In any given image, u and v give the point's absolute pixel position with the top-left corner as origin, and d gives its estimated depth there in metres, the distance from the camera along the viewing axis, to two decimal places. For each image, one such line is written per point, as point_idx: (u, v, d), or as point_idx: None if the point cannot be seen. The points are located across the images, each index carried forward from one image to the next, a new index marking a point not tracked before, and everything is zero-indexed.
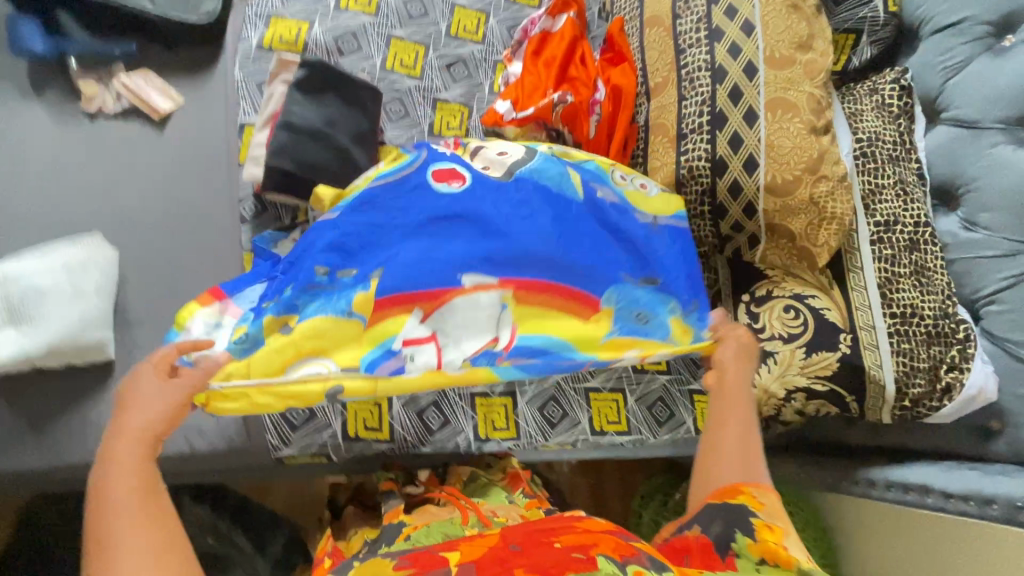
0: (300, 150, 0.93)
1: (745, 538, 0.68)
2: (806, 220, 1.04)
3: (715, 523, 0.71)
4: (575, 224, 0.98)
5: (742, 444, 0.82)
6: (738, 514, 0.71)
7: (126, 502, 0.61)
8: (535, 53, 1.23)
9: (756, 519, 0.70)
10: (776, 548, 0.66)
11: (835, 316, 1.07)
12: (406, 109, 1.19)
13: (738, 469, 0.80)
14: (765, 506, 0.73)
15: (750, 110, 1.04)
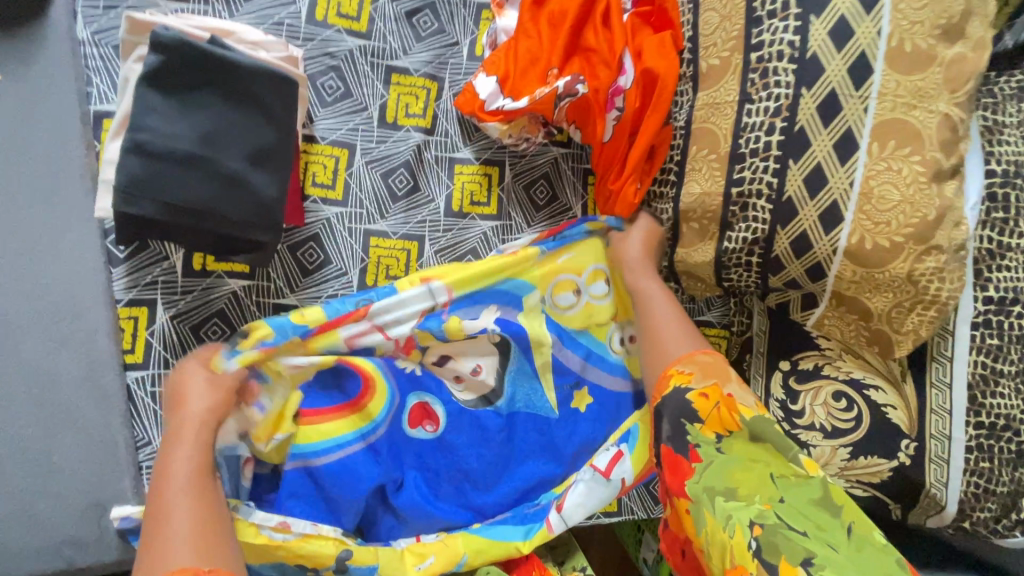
0: (163, 186, 0.62)
1: (694, 425, 0.71)
2: (892, 300, 0.74)
3: (664, 420, 0.74)
4: (558, 443, 0.88)
5: (669, 316, 0.80)
6: (680, 404, 0.73)
7: (193, 496, 0.62)
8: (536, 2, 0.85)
9: (694, 393, 0.72)
10: (723, 414, 0.70)
11: (900, 418, 0.83)
12: (345, 84, 0.84)
13: (685, 338, 0.78)
14: (694, 374, 0.74)
15: (846, 134, 0.70)
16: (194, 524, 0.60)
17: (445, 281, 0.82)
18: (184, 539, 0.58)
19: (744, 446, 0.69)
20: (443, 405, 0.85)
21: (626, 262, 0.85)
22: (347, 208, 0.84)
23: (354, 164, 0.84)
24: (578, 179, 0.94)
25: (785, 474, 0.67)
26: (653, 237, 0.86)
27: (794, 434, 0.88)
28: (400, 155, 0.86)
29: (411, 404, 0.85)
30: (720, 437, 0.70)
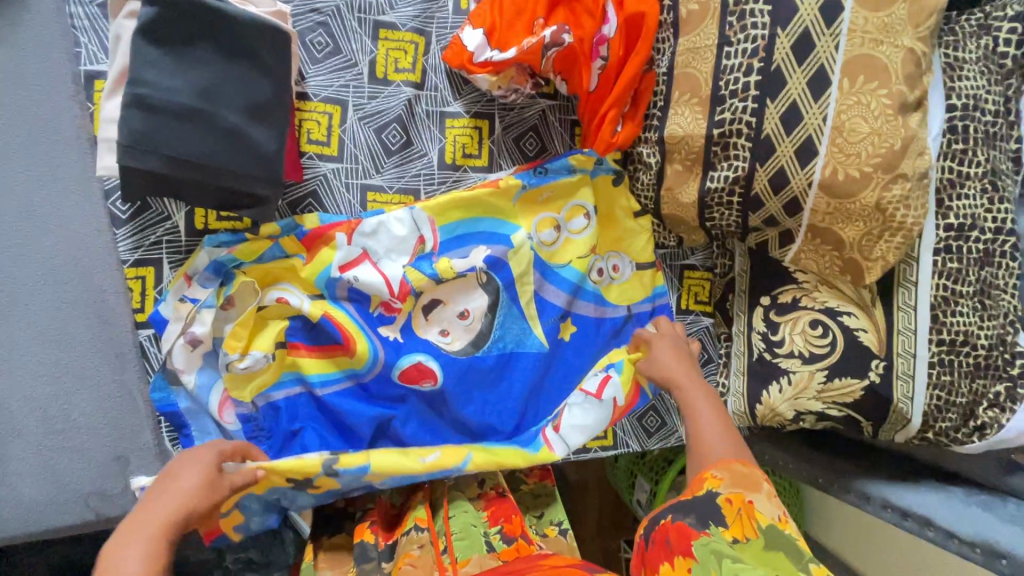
0: (167, 139, 0.63)
1: (720, 525, 0.65)
2: (863, 229, 0.80)
3: (692, 512, 0.68)
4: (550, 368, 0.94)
5: (714, 430, 0.78)
6: (709, 508, 0.67)
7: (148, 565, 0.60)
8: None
9: (722, 496, 0.68)
10: (745, 519, 0.65)
11: (870, 339, 0.89)
12: (334, 40, 0.84)
13: (728, 441, 0.77)
14: (726, 481, 0.70)
15: (818, 72, 0.74)
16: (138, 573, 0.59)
17: (429, 210, 0.87)
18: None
19: (759, 545, 0.63)
20: (435, 361, 0.85)
21: (678, 388, 0.83)
22: (343, 164, 0.85)
23: (348, 120, 0.86)
24: (566, 129, 0.96)
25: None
26: (684, 351, 0.88)
27: (775, 362, 0.95)
28: (392, 111, 0.87)
29: (406, 363, 0.85)
30: (739, 538, 0.64)
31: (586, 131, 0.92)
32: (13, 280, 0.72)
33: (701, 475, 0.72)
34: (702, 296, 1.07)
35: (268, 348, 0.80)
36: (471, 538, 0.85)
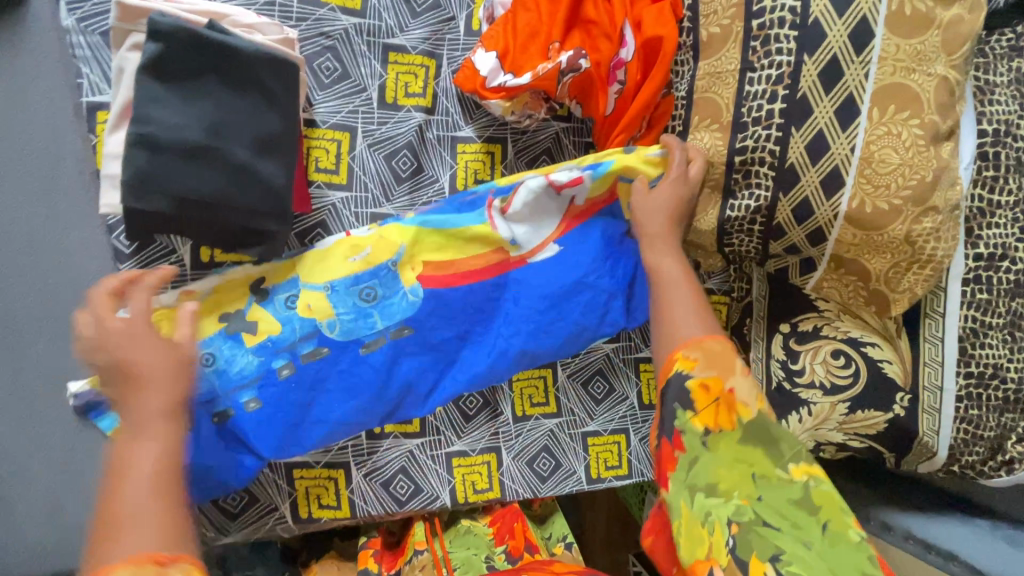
0: (172, 179, 0.61)
1: (688, 411, 0.65)
2: (891, 261, 0.77)
3: (671, 403, 0.67)
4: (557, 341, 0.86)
5: (689, 310, 0.72)
6: (678, 392, 0.66)
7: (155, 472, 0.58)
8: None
9: (693, 380, 0.66)
10: (724, 410, 0.64)
11: (895, 371, 0.87)
12: (343, 64, 0.82)
13: (697, 320, 0.72)
14: (700, 363, 0.67)
15: (847, 100, 0.71)
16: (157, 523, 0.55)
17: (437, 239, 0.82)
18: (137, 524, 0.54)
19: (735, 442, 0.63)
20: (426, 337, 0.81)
21: (646, 232, 0.79)
22: (352, 193, 0.83)
23: (356, 147, 0.83)
24: (581, 152, 0.94)
25: (769, 475, 0.61)
26: (681, 193, 0.79)
27: (794, 392, 0.92)
28: (403, 137, 0.85)
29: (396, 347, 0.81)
30: (709, 433, 0.64)
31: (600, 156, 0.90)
32: (18, 320, 0.70)
33: (672, 356, 0.70)
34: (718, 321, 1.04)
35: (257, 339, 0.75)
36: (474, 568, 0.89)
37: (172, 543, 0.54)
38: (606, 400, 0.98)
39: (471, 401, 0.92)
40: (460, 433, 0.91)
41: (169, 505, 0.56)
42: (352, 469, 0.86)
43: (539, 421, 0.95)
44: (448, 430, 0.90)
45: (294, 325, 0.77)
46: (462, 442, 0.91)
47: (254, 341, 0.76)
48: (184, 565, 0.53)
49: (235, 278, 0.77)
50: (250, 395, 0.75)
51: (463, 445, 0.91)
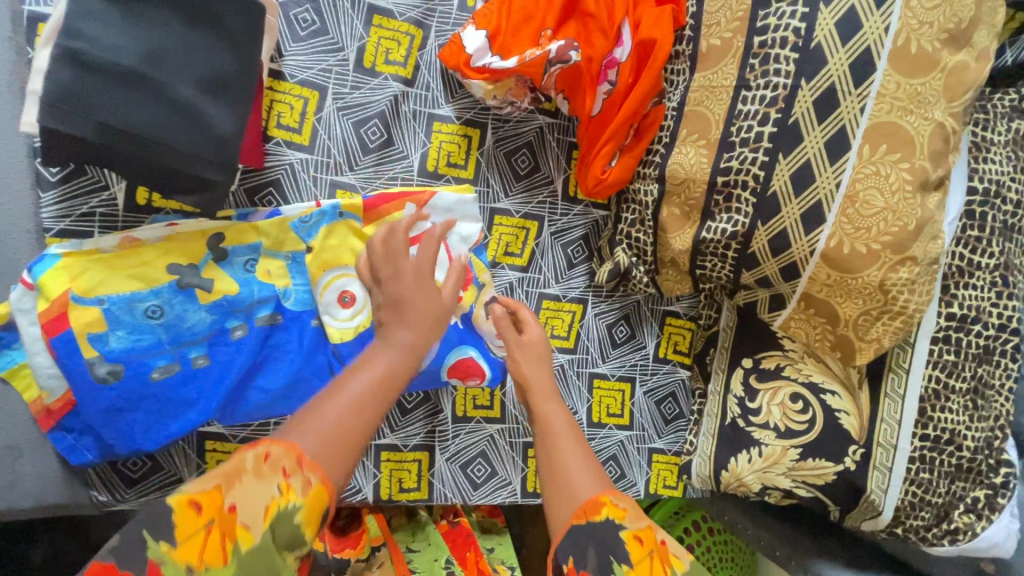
0: (101, 104, 0.55)
1: (622, 565, 0.53)
2: (862, 307, 0.74)
3: (589, 552, 0.54)
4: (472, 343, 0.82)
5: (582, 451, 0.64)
6: (604, 540, 0.55)
7: (367, 395, 0.56)
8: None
9: (626, 530, 0.55)
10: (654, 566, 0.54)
11: (851, 423, 0.83)
12: (322, 18, 0.77)
13: (592, 472, 0.61)
14: (629, 512, 0.58)
15: (839, 133, 0.67)
16: (354, 408, 0.54)
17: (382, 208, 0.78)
18: (333, 413, 0.53)
19: None
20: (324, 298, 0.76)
21: (534, 386, 0.73)
22: (313, 156, 0.78)
23: (324, 108, 0.78)
24: (563, 152, 0.90)
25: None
26: (543, 351, 0.77)
27: (747, 431, 0.90)
28: (376, 106, 0.80)
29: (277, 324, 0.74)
30: None
31: (579, 159, 0.85)
32: None
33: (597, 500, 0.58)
34: (682, 346, 1.01)
35: (204, 299, 0.71)
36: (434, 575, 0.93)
37: (331, 458, 0.50)
38: None
39: (411, 393, 0.86)
40: (394, 426, 0.86)
41: (367, 407, 0.55)
42: None
43: (480, 424, 0.90)
44: (381, 420, 0.85)
45: (253, 287, 0.73)
46: (395, 436, 0.86)
47: (209, 299, 0.71)
48: (313, 477, 0.49)
49: (185, 230, 0.70)
50: (200, 352, 0.70)
51: (395, 438, 0.85)
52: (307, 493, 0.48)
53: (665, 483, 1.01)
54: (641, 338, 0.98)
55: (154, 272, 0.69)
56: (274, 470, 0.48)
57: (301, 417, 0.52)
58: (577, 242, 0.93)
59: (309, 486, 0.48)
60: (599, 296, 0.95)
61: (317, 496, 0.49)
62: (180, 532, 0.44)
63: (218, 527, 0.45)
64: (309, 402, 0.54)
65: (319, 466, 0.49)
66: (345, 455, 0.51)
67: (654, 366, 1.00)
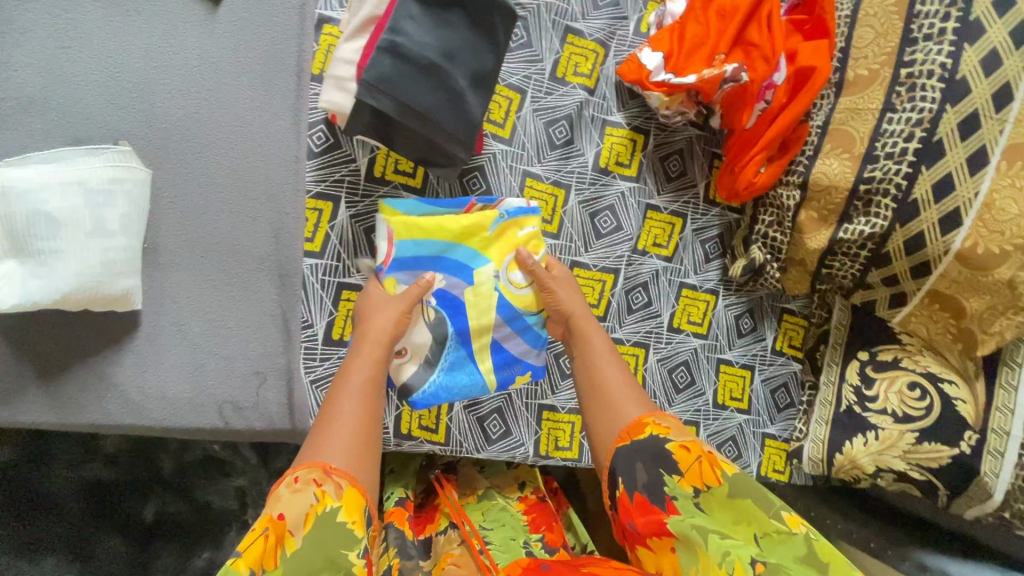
0: (405, 87, 0.69)
1: (673, 476, 0.63)
2: (988, 302, 0.85)
3: (636, 468, 0.65)
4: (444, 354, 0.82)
5: (621, 379, 0.73)
6: (656, 457, 0.64)
7: (357, 413, 0.64)
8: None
9: (670, 443, 0.64)
10: (705, 468, 0.61)
11: (967, 410, 0.93)
12: (529, 35, 0.91)
13: (637, 399, 0.71)
14: (672, 429, 0.66)
15: (980, 150, 0.80)
16: (356, 432, 0.62)
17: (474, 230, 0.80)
18: (346, 442, 0.61)
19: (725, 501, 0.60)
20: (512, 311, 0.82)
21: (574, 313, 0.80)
22: (511, 148, 0.91)
23: (523, 109, 0.92)
24: (707, 160, 1.03)
25: (768, 532, 0.58)
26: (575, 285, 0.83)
27: (864, 416, 1.00)
28: (565, 109, 0.93)
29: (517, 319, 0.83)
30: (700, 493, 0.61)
31: (727, 166, 0.98)
32: (210, 187, 0.76)
33: (641, 421, 0.68)
34: (796, 341, 1.12)
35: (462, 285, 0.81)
36: (510, 550, 0.91)
37: (351, 467, 0.60)
38: (685, 390, 1.04)
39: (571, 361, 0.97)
40: (555, 389, 0.96)
41: (363, 425, 0.63)
42: (456, 398, 0.91)
43: None
44: (545, 382, 0.95)
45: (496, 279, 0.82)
46: (556, 398, 0.96)
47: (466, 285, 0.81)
48: (342, 483, 0.58)
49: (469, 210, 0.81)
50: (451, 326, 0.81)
51: (554, 400, 0.96)
52: (339, 495, 0.58)
53: (775, 466, 1.10)
54: (761, 331, 1.09)
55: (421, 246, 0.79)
56: (305, 484, 0.57)
57: (313, 450, 0.60)
58: (714, 239, 1.05)
59: (340, 489, 0.58)
60: (729, 288, 1.06)
61: (352, 497, 0.58)
62: (246, 557, 0.52)
63: (273, 534, 0.54)
64: (310, 435, 0.62)
65: (345, 472, 0.59)
66: (367, 466, 0.61)
67: (771, 357, 1.10)
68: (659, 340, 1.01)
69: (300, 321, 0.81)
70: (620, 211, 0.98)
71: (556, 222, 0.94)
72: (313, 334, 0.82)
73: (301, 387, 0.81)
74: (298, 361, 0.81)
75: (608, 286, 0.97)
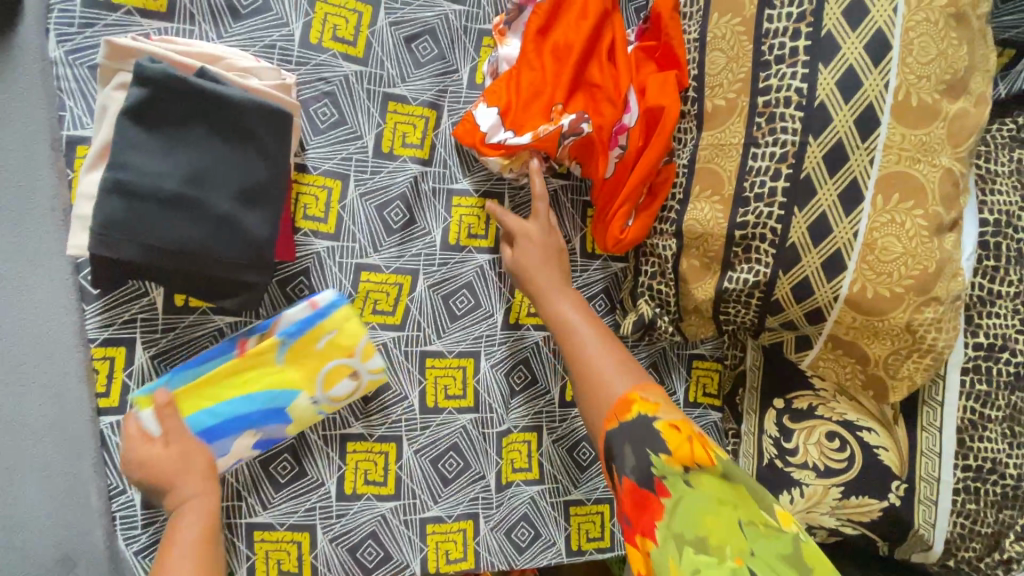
0: (148, 228, 0.58)
1: (661, 455, 0.58)
2: (891, 347, 0.75)
3: (625, 449, 0.60)
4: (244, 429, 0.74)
5: (604, 348, 0.72)
6: (643, 437, 0.60)
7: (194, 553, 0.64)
8: (541, 31, 0.82)
9: (659, 421, 0.60)
10: (693, 451, 0.58)
11: (891, 459, 0.83)
12: (340, 111, 0.80)
13: (626, 374, 0.69)
14: (660, 405, 0.63)
15: (851, 185, 0.70)
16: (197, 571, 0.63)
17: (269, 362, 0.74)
18: None
19: (715, 486, 0.55)
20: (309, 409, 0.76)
21: (540, 287, 0.79)
22: (340, 242, 0.80)
23: (348, 196, 0.80)
24: (578, 211, 0.93)
25: (756, 520, 0.53)
26: (550, 249, 0.81)
27: (786, 471, 0.89)
28: (397, 187, 0.82)
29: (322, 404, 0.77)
30: (689, 470, 0.57)
31: (596, 218, 0.88)
32: None
33: (625, 399, 0.65)
34: (711, 388, 1.02)
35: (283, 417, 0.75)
36: None
37: None
38: (591, 467, 0.91)
39: (450, 463, 0.85)
40: (436, 496, 0.85)
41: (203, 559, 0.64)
42: (318, 531, 0.80)
43: (520, 487, 0.88)
44: (423, 492, 0.84)
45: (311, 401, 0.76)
46: (439, 507, 0.84)
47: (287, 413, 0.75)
48: None
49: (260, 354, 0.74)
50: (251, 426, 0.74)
51: (438, 510, 0.84)
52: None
53: None
54: (669, 384, 0.99)
55: (202, 399, 0.72)
56: None
57: None
58: (599, 296, 0.94)
59: None
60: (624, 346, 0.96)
61: None
62: None
63: None
64: None
65: None
66: None
67: (685, 411, 1.00)
68: (552, 419, 0.90)
69: (109, 490, 0.71)
70: (480, 288, 0.87)
71: (399, 312, 0.83)
72: (128, 501, 0.72)
73: (124, 563, 0.71)
74: (115, 535, 0.71)
75: (468, 372, 0.86)
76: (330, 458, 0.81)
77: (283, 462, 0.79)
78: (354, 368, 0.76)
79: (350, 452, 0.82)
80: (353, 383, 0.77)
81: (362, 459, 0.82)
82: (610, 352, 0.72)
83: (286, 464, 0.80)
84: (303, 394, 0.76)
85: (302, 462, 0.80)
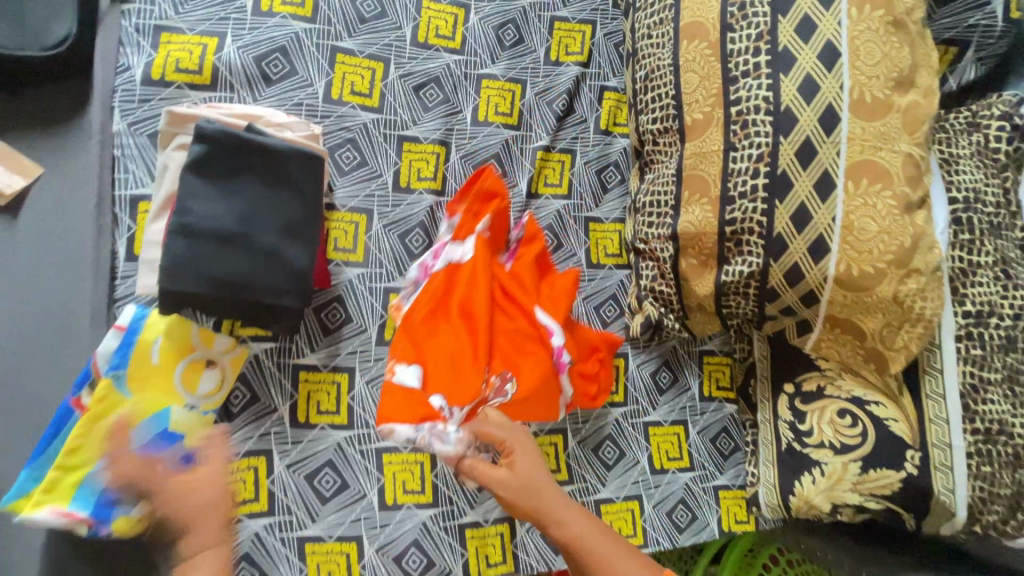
0: (208, 263, 0.66)
1: None
2: (883, 320, 0.81)
3: None
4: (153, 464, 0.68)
5: (609, 543, 0.74)
6: None
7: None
8: (440, 300, 0.84)
9: None
10: None
11: (901, 429, 0.88)
12: (362, 154, 0.90)
13: (626, 555, 0.74)
14: None
15: (823, 175, 0.78)
16: None
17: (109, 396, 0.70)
18: None
19: None
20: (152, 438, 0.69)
21: (538, 511, 0.76)
22: (368, 269, 0.88)
23: (373, 228, 0.89)
24: (582, 227, 1.01)
25: None
26: (531, 453, 0.79)
27: (805, 453, 0.93)
28: (414, 217, 0.91)
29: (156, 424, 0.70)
30: None
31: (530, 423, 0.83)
32: (38, 401, 0.72)
33: None
34: (724, 382, 1.07)
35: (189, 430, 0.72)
36: None
37: None
38: (616, 465, 0.98)
39: None
40: (472, 501, 0.89)
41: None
42: (365, 542, 0.83)
43: None
44: (460, 498, 0.89)
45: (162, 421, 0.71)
46: (475, 512, 0.89)
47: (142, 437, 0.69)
48: None
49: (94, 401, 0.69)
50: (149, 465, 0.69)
51: (474, 515, 0.89)
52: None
53: (736, 518, 1.03)
54: (684, 380, 1.05)
55: (96, 451, 0.67)
56: None
57: None
58: (608, 302, 1.02)
59: None
60: (636, 347, 1.02)
61: None
62: None
63: None
64: None
65: None
66: None
67: (701, 406, 1.05)
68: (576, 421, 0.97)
69: None
70: None
71: None
72: None
73: None
74: None
75: None
76: (370, 471, 0.85)
77: (325, 476, 0.83)
78: (205, 357, 0.74)
79: (388, 465, 0.86)
80: (215, 371, 0.75)
81: (400, 470, 0.86)
82: (603, 533, 0.76)
83: (329, 477, 0.83)
84: (175, 405, 0.73)
85: (344, 476, 0.84)
